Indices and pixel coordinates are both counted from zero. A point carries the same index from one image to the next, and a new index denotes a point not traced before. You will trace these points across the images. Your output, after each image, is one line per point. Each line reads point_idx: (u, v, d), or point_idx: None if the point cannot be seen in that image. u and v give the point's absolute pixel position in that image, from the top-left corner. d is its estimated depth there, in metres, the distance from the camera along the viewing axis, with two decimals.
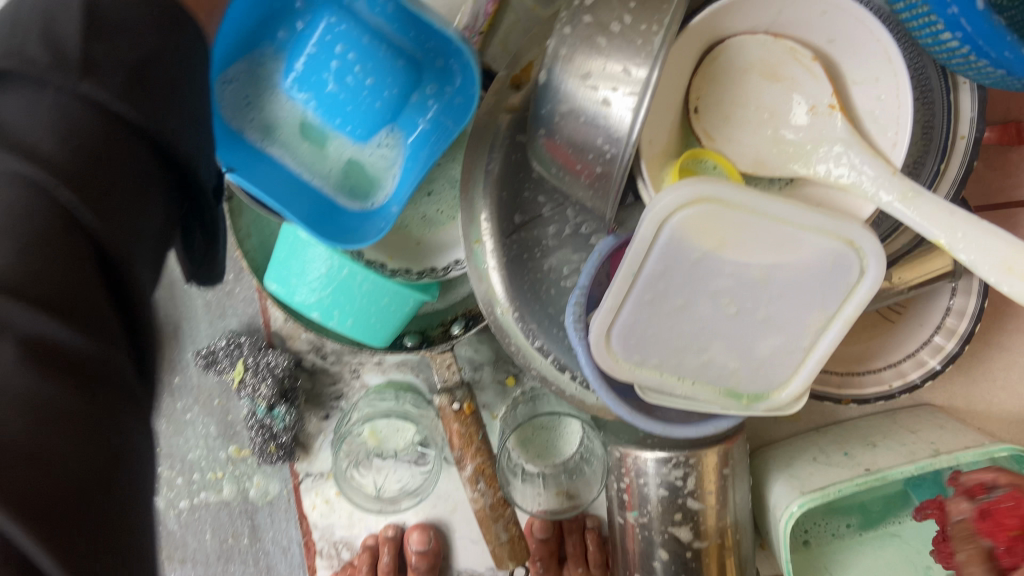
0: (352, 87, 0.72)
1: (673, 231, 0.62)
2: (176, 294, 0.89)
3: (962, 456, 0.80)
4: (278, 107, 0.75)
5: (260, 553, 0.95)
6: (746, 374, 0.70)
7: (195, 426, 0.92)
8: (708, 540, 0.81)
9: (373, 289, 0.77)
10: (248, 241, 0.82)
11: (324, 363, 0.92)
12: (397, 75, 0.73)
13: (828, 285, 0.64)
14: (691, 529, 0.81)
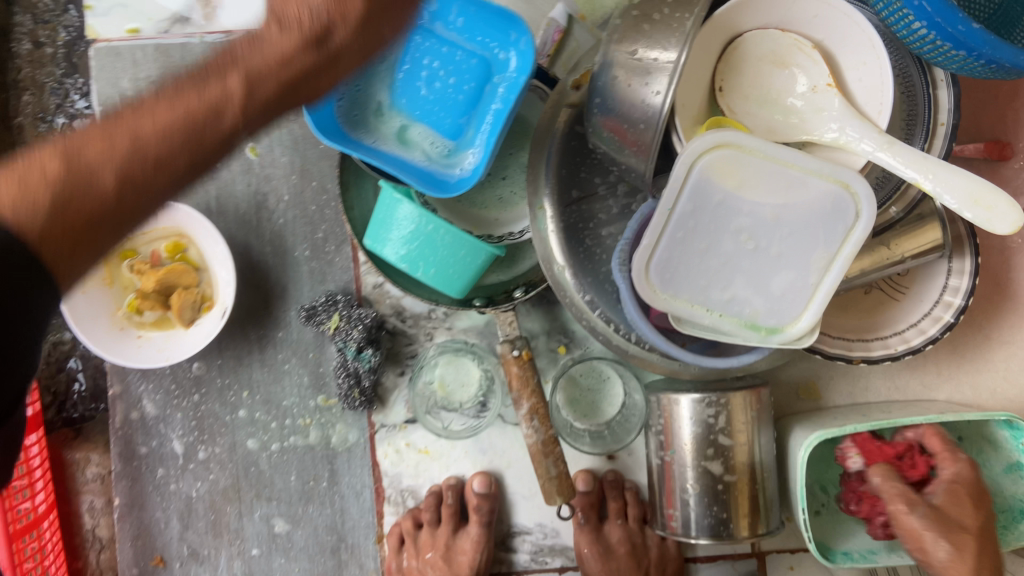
0: (440, 90, 0.88)
1: (700, 172, 0.78)
2: (287, 260, 1.07)
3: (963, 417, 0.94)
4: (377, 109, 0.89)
5: (336, 495, 1.08)
6: (764, 308, 0.84)
7: (291, 376, 1.07)
8: (736, 475, 0.92)
9: (451, 243, 0.94)
10: (353, 211, 1.01)
11: (403, 326, 1.07)
12: (472, 71, 0.87)
13: (828, 223, 0.79)
14: (722, 464, 0.92)
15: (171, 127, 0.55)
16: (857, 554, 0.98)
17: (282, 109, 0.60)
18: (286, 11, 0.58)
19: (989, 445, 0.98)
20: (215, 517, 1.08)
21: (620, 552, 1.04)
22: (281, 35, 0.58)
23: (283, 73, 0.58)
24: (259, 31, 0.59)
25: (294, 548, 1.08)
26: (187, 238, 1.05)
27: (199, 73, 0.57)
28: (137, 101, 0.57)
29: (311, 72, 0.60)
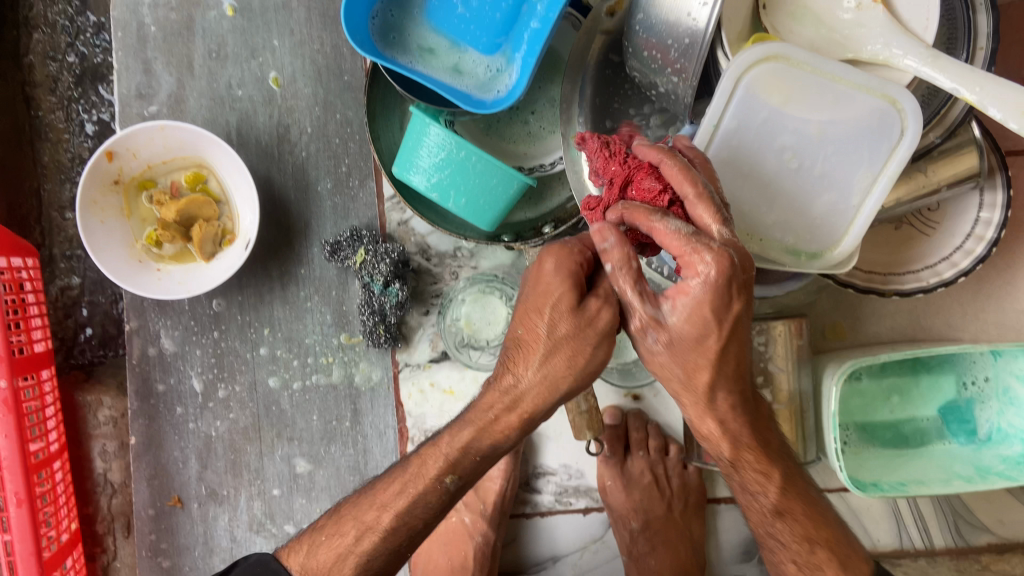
0: (476, 8, 0.87)
1: (747, 86, 0.77)
2: (310, 194, 1.05)
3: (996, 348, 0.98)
4: (412, 26, 0.89)
5: (359, 435, 1.06)
6: (804, 231, 0.82)
7: (313, 313, 1.05)
8: (783, 403, 0.96)
9: (484, 171, 0.91)
10: (380, 141, 0.99)
11: (428, 264, 1.05)
12: None
13: (874, 141, 0.78)
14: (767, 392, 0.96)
15: (488, 424, 0.71)
16: (888, 485, 0.98)
17: (579, 382, 0.70)
18: (543, 298, 0.68)
19: (1018, 382, 1.01)
20: (235, 457, 1.07)
21: (644, 484, 1.04)
22: (561, 308, 0.67)
23: (573, 355, 0.68)
24: (547, 325, 0.67)
25: (316, 489, 1.06)
26: (207, 170, 1.03)
27: (509, 353, 0.71)
28: (475, 401, 0.74)
29: (584, 340, 0.68)
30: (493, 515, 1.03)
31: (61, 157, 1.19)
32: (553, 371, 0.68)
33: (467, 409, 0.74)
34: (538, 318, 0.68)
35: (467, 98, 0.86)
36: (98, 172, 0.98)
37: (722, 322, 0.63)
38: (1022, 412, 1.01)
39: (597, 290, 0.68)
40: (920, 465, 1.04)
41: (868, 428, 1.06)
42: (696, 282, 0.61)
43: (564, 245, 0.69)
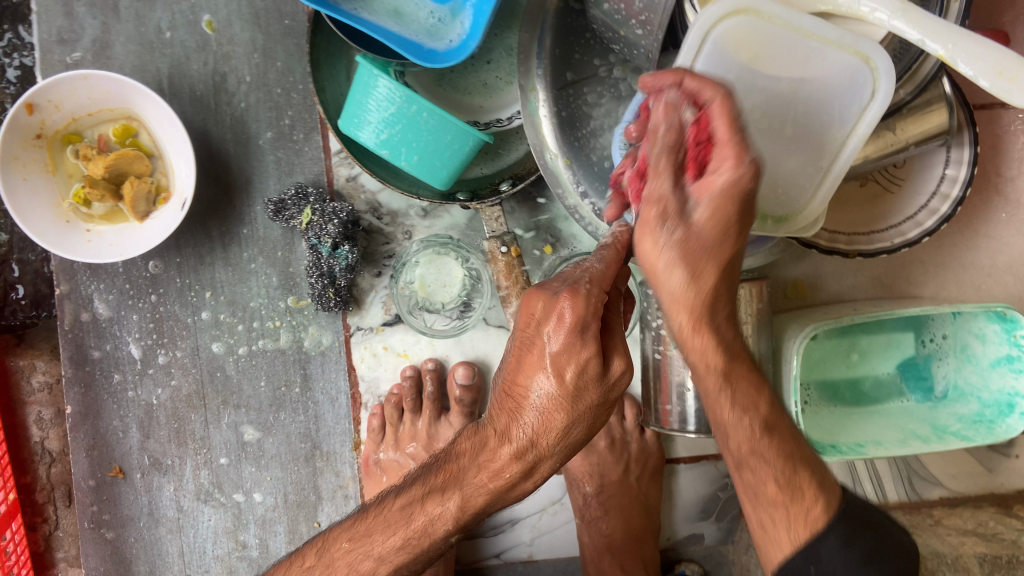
0: None
1: (715, 43, 0.72)
2: (251, 149, 0.98)
3: (959, 309, 0.95)
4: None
5: (310, 402, 1.02)
6: (770, 193, 0.79)
7: (258, 276, 1.00)
8: None
9: (437, 127, 0.86)
10: (325, 93, 0.92)
11: (380, 223, 1.00)
12: None
13: (845, 101, 0.75)
14: None
15: (496, 485, 0.66)
16: (846, 447, 0.98)
17: (584, 439, 0.67)
18: (563, 364, 0.61)
19: (978, 340, 1.00)
20: (178, 426, 1.02)
21: (599, 447, 1.03)
22: (586, 377, 0.62)
23: (590, 419, 0.64)
24: (569, 394, 0.62)
25: (265, 457, 1.03)
26: (137, 121, 0.95)
27: (518, 410, 0.64)
28: (480, 451, 0.67)
29: (599, 404, 0.64)
30: None
31: None
32: (573, 431, 0.64)
33: (470, 465, 0.67)
34: (559, 376, 0.62)
35: (416, 50, 0.80)
36: (17, 126, 0.89)
37: (742, 222, 0.60)
38: (980, 369, 1.00)
39: (613, 349, 0.64)
40: (880, 422, 1.03)
41: (829, 386, 1.06)
42: (725, 178, 0.57)
43: (582, 289, 0.61)
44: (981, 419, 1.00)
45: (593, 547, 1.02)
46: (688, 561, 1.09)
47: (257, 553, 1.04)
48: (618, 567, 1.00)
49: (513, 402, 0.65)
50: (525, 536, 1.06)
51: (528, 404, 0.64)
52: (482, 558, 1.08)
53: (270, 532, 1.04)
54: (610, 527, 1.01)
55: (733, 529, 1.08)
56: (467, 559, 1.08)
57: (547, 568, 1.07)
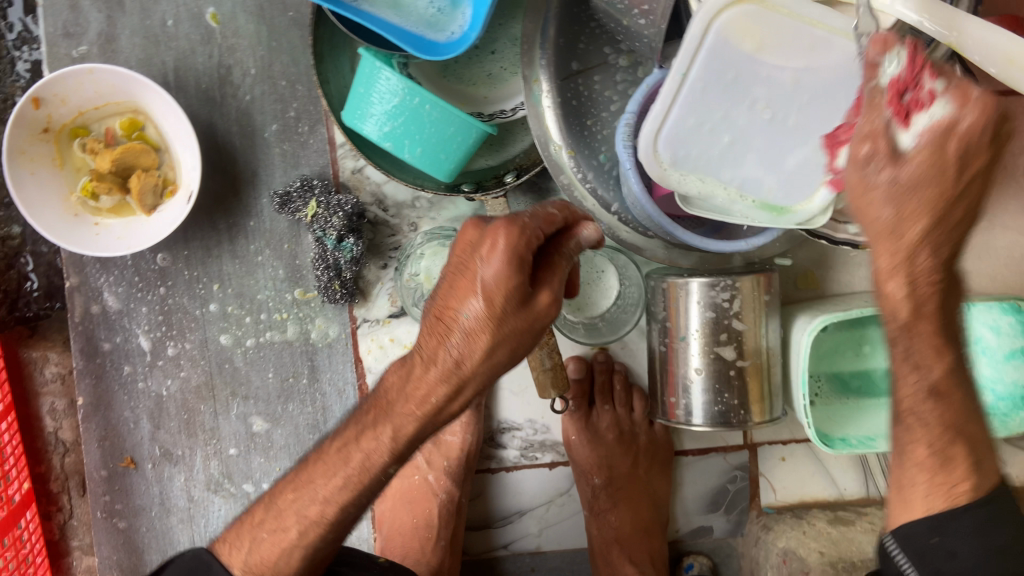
0: None
1: (718, 32, 0.71)
2: (256, 141, 0.98)
3: None
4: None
5: (318, 393, 1.03)
6: (777, 184, 0.78)
7: (265, 268, 1.00)
8: (752, 360, 0.89)
9: (440, 118, 0.86)
10: (328, 85, 0.92)
11: (385, 216, 1.01)
12: None
13: (853, 90, 0.73)
14: (735, 349, 0.89)
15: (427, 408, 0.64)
16: (856, 440, 0.99)
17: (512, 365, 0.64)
18: (489, 280, 0.59)
19: (992, 332, 0.97)
20: (188, 417, 1.03)
21: (608, 439, 1.03)
22: (507, 296, 0.59)
23: (516, 341, 0.61)
24: (490, 313, 0.59)
25: (274, 448, 1.04)
26: (143, 115, 0.96)
27: (443, 333, 0.62)
28: (407, 381, 0.65)
29: (523, 331, 0.62)
30: (458, 471, 1.00)
31: None
32: (500, 360, 0.62)
33: (399, 395, 0.65)
34: (477, 293, 0.59)
35: (418, 42, 0.79)
36: (23, 121, 0.90)
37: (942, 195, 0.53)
38: (995, 362, 0.96)
39: (543, 282, 0.62)
40: (891, 415, 1.02)
41: (840, 379, 1.04)
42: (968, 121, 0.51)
43: (518, 222, 0.59)
44: (995, 411, 0.97)
45: (602, 539, 1.01)
46: (697, 553, 1.09)
47: None
48: (628, 559, 1.00)
49: (438, 324, 0.62)
50: (532, 527, 1.07)
51: (448, 318, 0.61)
52: (492, 547, 1.08)
53: None
54: (618, 522, 1.01)
55: (742, 522, 1.07)
56: (476, 550, 1.08)
57: (555, 559, 1.08)
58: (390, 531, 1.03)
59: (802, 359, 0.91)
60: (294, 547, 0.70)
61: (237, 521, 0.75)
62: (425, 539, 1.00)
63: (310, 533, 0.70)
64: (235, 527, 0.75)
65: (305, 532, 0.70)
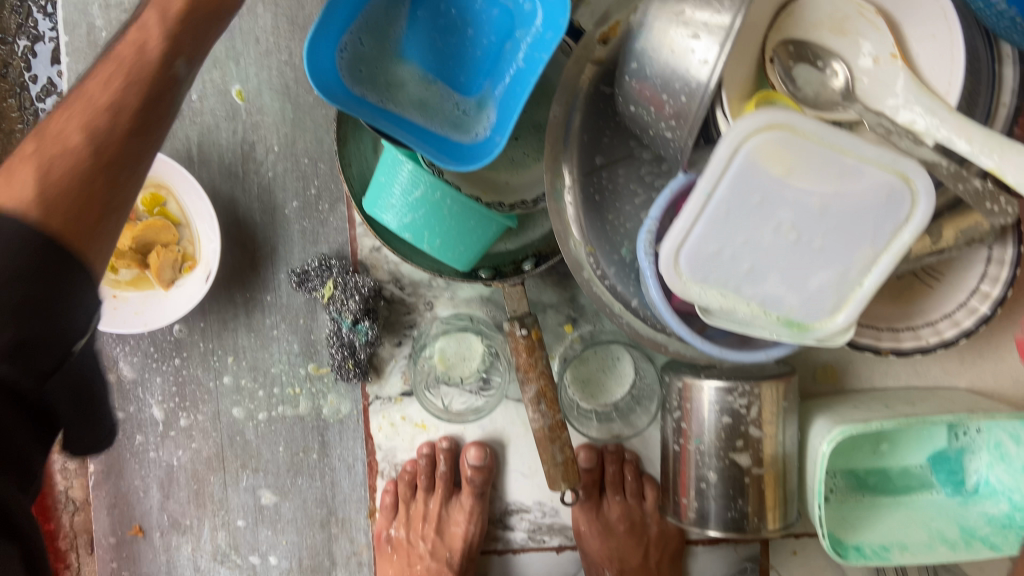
0: (456, 44, 0.81)
1: (746, 156, 0.70)
2: (276, 218, 0.98)
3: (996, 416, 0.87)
4: (376, 55, 0.80)
5: (327, 468, 1.03)
6: (799, 303, 0.77)
7: (280, 342, 1.00)
8: (766, 467, 0.88)
9: (460, 212, 0.86)
10: (351, 169, 0.92)
11: (402, 293, 1.00)
12: (493, 24, 0.79)
13: (881, 218, 0.72)
14: (750, 455, 0.88)
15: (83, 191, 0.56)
16: (870, 550, 0.98)
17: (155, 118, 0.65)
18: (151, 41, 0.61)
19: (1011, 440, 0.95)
20: (197, 487, 1.03)
21: (619, 530, 1.01)
22: (126, 100, 0.62)
23: (142, 87, 0.63)
24: (128, 81, 0.63)
25: (282, 521, 1.03)
26: (166, 190, 0.95)
27: (75, 105, 0.61)
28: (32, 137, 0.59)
29: (151, 89, 0.64)
30: (462, 564, 1.00)
31: (13, 148, 1.19)
32: (92, 120, 0.60)
33: (19, 158, 0.57)
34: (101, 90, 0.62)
35: (443, 144, 0.79)
36: None
37: None
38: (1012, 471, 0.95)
39: (179, 50, 0.67)
40: (905, 516, 1.01)
41: (857, 477, 1.03)
42: None
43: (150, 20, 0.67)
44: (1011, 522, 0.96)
45: None
46: None
47: None
48: None
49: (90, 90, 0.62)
50: None
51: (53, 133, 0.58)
52: None
53: None
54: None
55: None
56: None
57: None
58: None
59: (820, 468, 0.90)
60: (58, 177, 0.56)
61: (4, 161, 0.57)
62: None
63: (86, 161, 0.58)
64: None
65: (58, 161, 0.57)
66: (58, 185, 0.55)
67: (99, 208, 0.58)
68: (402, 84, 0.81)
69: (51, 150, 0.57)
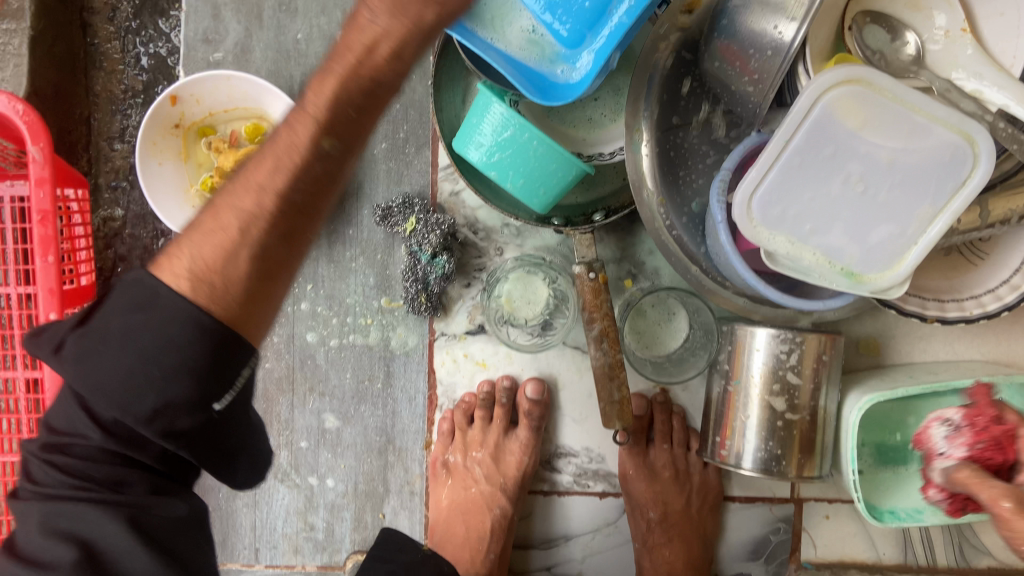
0: None
1: (824, 107, 0.76)
2: (365, 157, 1.05)
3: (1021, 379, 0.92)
4: None
5: (390, 398, 1.08)
6: (860, 253, 0.82)
7: (357, 274, 1.07)
8: (800, 414, 0.93)
9: (544, 155, 0.92)
10: (442, 112, 0.99)
11: (475, 238, 1.06)
12: None
13: (943, 176, 0.78)
14: (786, 401, 0.93)
15: (266, 265, 0.64)
16: (904, 513, 1.00)
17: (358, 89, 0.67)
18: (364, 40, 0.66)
19: None
20: (266, 406, 1.09)
21: (664, 476, 1.07)
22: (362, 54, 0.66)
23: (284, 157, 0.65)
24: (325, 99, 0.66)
25: (342, 445, 1.09)
26: (267, 121, 1.03)
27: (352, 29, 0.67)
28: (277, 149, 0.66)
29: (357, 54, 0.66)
30: (514, 490, 1.05)
31: (113, 87, 1.29)
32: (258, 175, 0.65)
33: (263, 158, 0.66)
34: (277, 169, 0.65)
35: (540, 80, 0.87)
36: (160, 115, 0.99)
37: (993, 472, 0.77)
38: None
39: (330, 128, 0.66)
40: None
41: (888, 447, 1.06)
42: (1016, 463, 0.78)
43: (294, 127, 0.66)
44: None
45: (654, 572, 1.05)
46: None
47: (323, 535, 1.10)
48: None
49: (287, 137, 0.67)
50: (576, 553, 1.10)
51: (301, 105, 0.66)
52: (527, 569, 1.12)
53: (337, 517, 1.10)
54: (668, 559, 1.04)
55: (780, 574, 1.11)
56: (521, 568, 1.12)
57: None
58: (443, 539, 1.06)
59: (852, 430, 0.94)
60: (231, 260, 0.63)
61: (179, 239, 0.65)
62: (476, 549, 1.04)
63: (263, 190, 0.65)
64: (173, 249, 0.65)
65: (268, 189, 0.65)
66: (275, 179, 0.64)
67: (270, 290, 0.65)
68: (512, 24, 0.88)
69: (231, 237, 0.63)
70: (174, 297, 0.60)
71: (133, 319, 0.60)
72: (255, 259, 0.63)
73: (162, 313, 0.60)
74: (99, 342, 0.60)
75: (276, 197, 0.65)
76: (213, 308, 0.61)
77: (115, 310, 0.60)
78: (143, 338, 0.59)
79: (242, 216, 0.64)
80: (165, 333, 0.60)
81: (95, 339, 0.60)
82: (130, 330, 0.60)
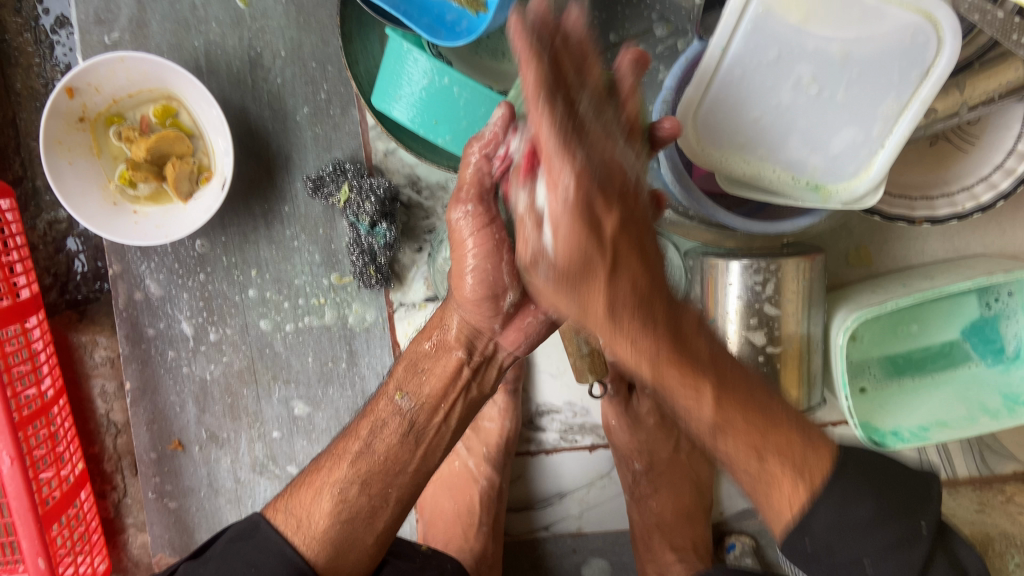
0: None
1: (759, 5, 0.67)
2: (289, 125, 0.97)
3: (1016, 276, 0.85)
4: None
5: (357, 376, 1.03)
6: (823, 164, 0.74)
7: (301, 253, 1.00)
8: (781, 346, 0.87)
9: (470, 99, 0.82)
10: (357, 66, 0.90)
11: (419, 198, 0.99)
12: None
13: (906, 63, 0.68)
14: (766, 334, 0.86)
15: (345, 517, 0.72)
16: (908, 433, 0.96)
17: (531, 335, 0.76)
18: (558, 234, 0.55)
19: None
20: (232, 400, 1.05)
21: (649, 424, 0.99)
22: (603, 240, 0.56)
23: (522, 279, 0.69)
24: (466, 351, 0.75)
25: (316, 430, 1.05)
26: (177, 102, 0.96)
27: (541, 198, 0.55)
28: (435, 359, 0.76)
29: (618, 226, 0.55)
30: (497, 457, 0.99)
31: (34, 82, 1.12)
32: (470, 317, 0.73)
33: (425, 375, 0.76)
34: (465, 280, 0.69)
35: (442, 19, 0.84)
36: (59, 111, 0.90)
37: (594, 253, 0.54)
38: None
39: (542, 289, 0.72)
40: (946, 394, 0.98)
41: (894, 363, 0.99)
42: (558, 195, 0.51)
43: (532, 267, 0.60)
44: None
45: (642, 525, 1.00)
46: (740, 534, 1.06)
47: None
48: (668, 545, 0.98)
49: (412, 356, 0.78)
50: (573, 509, 1.06)
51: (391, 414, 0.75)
52: (533, 528, 1.07)
53: None
54: (782, 502, 0.66)
55: None
56: (518, 530, 1.07)
57: (596, 541, 1.07)
58: (433, 513, 1.03)
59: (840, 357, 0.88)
60: (340, 520, 0.72)
61: (289, 485, 0.76)
62: (468, 524, 0.99)
63: (362, 462, 0.74)
64: (284, 494, 0.76)
65: (358, 461, 0.74)
66: (347, 508, 0.72)
67: (358, 545, 0.74)
68: None
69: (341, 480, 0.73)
70: (272, 531, 0.72)
71: (233, 548, 0.71)
72: (372, 507, 0.73)
73: (261, 546, 0.71)
74: (198, 565, 0.71)
75: (384, 461, 0.74)
76: (304, 551, 0.71)
77: (231, 541, 0.72)
78: (246, 557, 0.70)
79: (334, 485, 0.73)
80: (265, 563, 0.70)
81: (199, 562, 0.72)
82: (230, 556, 0.70)
